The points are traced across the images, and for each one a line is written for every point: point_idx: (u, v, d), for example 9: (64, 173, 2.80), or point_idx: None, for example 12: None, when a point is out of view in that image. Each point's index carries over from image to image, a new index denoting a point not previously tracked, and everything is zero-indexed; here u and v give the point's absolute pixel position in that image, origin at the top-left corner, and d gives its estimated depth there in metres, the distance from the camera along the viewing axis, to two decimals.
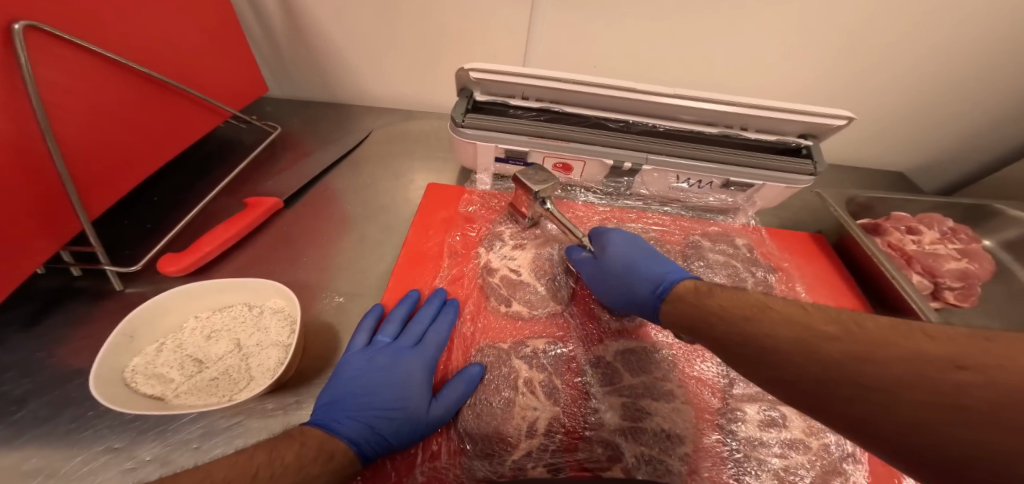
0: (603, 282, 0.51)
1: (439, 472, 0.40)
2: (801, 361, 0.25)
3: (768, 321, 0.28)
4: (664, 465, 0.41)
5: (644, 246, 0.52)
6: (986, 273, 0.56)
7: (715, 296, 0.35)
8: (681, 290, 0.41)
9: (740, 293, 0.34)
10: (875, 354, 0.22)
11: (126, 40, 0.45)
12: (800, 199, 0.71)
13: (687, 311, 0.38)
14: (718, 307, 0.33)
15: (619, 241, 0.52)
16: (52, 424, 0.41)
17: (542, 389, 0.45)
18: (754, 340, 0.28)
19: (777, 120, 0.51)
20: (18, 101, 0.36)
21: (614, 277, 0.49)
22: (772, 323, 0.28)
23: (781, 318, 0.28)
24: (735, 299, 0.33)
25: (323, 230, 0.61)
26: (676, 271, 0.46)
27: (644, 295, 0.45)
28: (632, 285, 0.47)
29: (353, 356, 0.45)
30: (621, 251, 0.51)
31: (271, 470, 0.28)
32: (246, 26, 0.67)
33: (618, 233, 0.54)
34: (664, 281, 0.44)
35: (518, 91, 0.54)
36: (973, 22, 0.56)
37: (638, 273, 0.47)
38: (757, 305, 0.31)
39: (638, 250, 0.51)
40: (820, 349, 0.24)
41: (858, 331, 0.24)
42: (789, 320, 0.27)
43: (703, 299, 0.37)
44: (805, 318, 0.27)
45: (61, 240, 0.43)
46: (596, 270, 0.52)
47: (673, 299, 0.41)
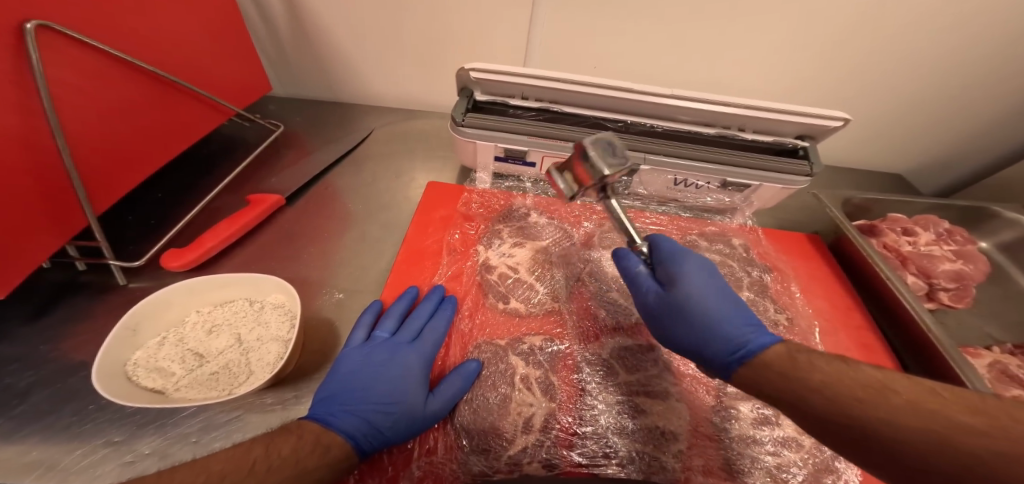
0: (670, 323, 0.43)
1: (435, 467, 0.41)
2: (943, 460, 0.22)
3: (890, 406, 0.24)
4: (658, 462, 0.42)
5: (718, 279, 0.44)
6: (980, 274, 0.57)
7: (810, 363, 0.29)
8: (772, 354, 0.33)
9: (845, 365, 0.28)
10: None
11: (135, 39, 0.46)
12: (797, 200, 0.72)
13: (778, 378, 0.31)
14: (820, 380, 0.28)
15: (694, 269, 0.43)
16: (54, 417, 0.41)
17: (538, 385, 0.46)
18: (872, 426, 0.24)
19: (774, 122, 0.51)
20: (29, 99, 0.37)
21: (684, 325, 0.41)
22: (890, 406, 0.24)
23: (902, 399, 0.24)
24: (836, 371, 0.28)
25: (324, 227, 0.61)
26: (764, 332, 0.37)
27: (718, 354, 0.38)
28: (703, 340, 0.40)
29: (352, 351, 0.46)
30: (696, 287, 0.42)
31: (268, 463, 0.29)
32: (250, 25, 0.67)
33: (694, 258, 0.45)
34: (748, 344, 0.36)
35: (518, 91, 0.55)
36: (972, 25, 0.56)
37: (715, 327, 0.39)
38: (869, 384, 0.26)
39: (713, 288, 0.42)
40: (965, 447, 0.21)
41: (1013, 429, 0.20)
42: (913, 403, 0.24)
43: (796, 365, 0.30)
44: (932, 402, 0.23)
45: (67, 235, 0.44)
46: (666, 307, 0.43)
47: (759, 363, 0.33)
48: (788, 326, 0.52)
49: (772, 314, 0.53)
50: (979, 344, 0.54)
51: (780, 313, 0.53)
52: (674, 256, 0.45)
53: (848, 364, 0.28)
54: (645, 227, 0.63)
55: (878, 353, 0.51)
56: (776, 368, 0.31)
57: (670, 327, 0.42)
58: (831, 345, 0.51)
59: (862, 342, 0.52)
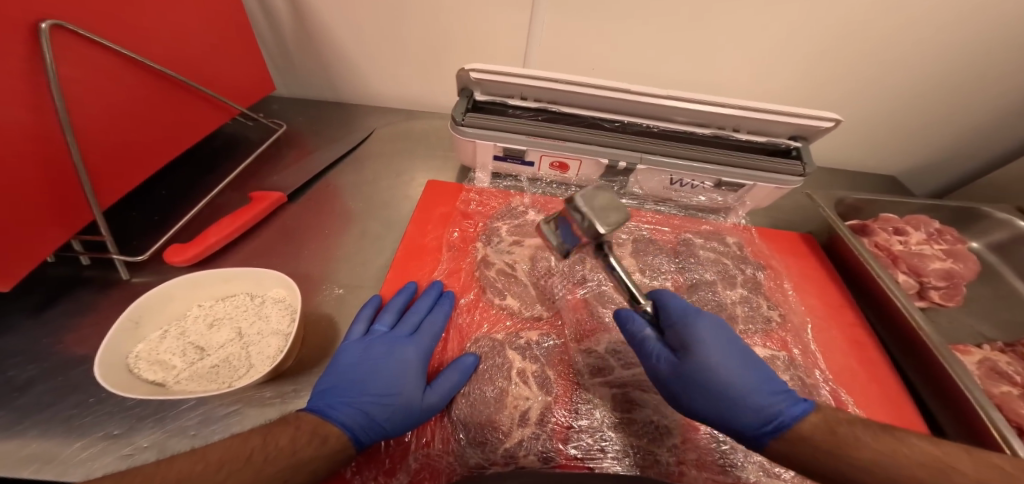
0: (688, 396, 0.40)
1: (432, 459, 0.42)
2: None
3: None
4: (653, 456, 0.42)
5: (736, 339, 0.42)
6: (970, 273, 0.58)
7: (855, 439, 0.30)
8: (808, 427, 0.33)
9: (894, 438, 0.29)
10: None
11: (143, 38, 0.47)
12: (792, 200, 0.73)
13: (818, 451, 0.31)
14: (871, 459, 0.29)
15: (711, 335, 0.41)
16: (55, 410, 0.41)
17: (534, 380, 0.46)
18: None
19: (768, 122, 0.52)
20: (42, 96, 0.38)
21: (705, 396, 0.39)
22: None
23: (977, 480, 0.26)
24: (887, 447, 0.29)
25: (325, 224, 0.62)
26: (794, 399, 0.36)
27: (748, 426, 0.36)
28: (727, 408, 0.38)
29: (351, 344, 0.47)
30: (719, 359, 0.39)
31: (266, 452, 0.30)
32: (254, 26, 0.68)
33: (708, 316, 0.43)
34: (780, 416, 0.35)
35: (517, 91, 0.56)
36: (964, 29, 0.57)
37: (741, 398, 0.37)
38: (931, 460, 0.27)
39: (733, 353, 0.40)
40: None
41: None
42: None
43: (840, 439, 0.31)
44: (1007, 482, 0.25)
45: (72, 229, 0.45)
46: (683, 378, 0.40)
47: (791, 435, 0.33)
48: (780, 323, 0.53)
49: (765, 310, 0.54)
50: (970, 341, 0.55)
51: (773, 310, 0.54)
52: (685, 317, 0.43)
53: (896, 437, 0.30)
54: (641, 225, 0.64)
55: (869, 349, 0.52)
56: (815, 442, 0.32)
57: (688, 396, 0.40)
58: (823, 341, 0.52)
59: (853, 339, 0.53)
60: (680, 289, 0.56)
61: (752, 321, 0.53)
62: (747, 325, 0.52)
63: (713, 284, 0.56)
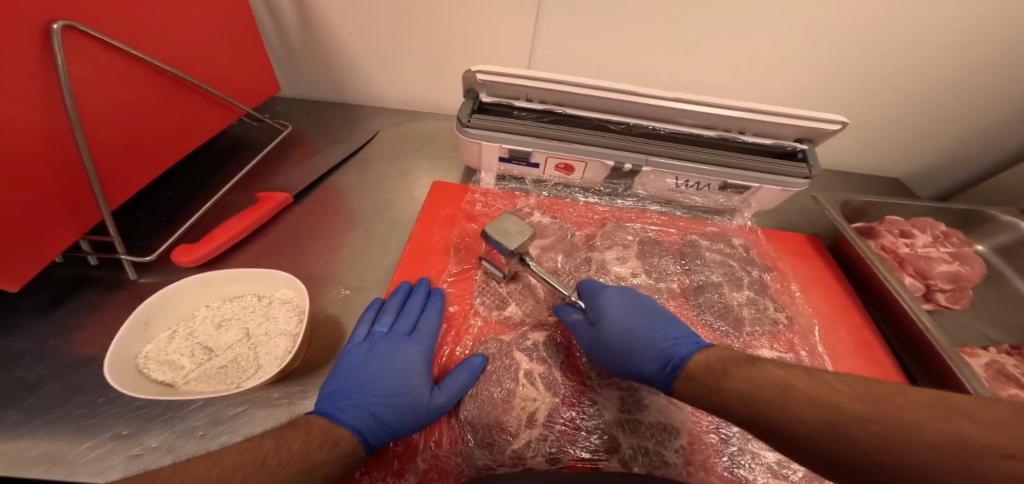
0: (607, 356, 0.46)
1: (440, 461, 0.42)
2: (841, 447, 0.26)
3: (792, 402, 0.28)
4: (660, 457, 0.42)
5: (639, 300, 0.48)
6: (977, 275, 0.58)
7: (727, 372, 0.33)
8: (693, 365, 0.37)
9: (752, 367, 0.32)
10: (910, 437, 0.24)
11: (153, 39, 0.47)
12: (797, 203, 0.73)
13: (705, 388, 0.34)
14: (735, 388, 0.31)
15: (614, 303, 0.47)
16: (64, 409, 0.41)
17: (542, 381, 0.46)
18: (782, 423, 0.28)
19: (775, 124, 0.52)
20: (52, 96, 0.38)
21: (616, 354, 0.45)
22: (799, 406, 0.28)
23: (806, 398, 0.28)
24: (748, 375, 0.32)
25: (331, 225, 0.62)
26: (688, 341, 0.42)
27: (653, 371, 0.42)
28: (634, 360, 0.44)
29: (357, 346, 0.47)
30: (618, 319, 0.46)
31: (280, 457, 0.30)
32: (261, 27, 0.69)
33: (610, 289, 0.50)
34: (673, 357, 0.40)
35: (522, 93, 0.56)
36: (968, 32, 0.57)
37: (642, 348, 0.43)
38: (774, 382, 0.30)
39: (636, 312, 0.46)
40: (855, 435, 0.25)
41: (891, 414, 0.25)
42: (815, 398, 0.27)
43: (717, 375, 0.34)
44: (829, 396, 0.27)
45: (82, 230, 0.45)
46: (596, 345, 0.47)
47: (687, 376, 0.37)
48: (787, 325, 0.53)
49: (772, 312, 0.54)
50: (976, 344, 0.55)
51: (779, 311, 0.54)
52: (593, 293, 0.50)
53: (755, 366, 0.32)
54: (647, 227, 0.64)
55: (876, 351, 0.52)
56: (702, 380, 0.35)
57: (604, 359, 0.46)
58: (831, 342, 0.52)
59: (861, 341, 0.53)
60: (685, 291, 0.56)
61: (759, 323, 0.53)
62: (753, 327, 0.52)
63: (719, 285, 0.56)
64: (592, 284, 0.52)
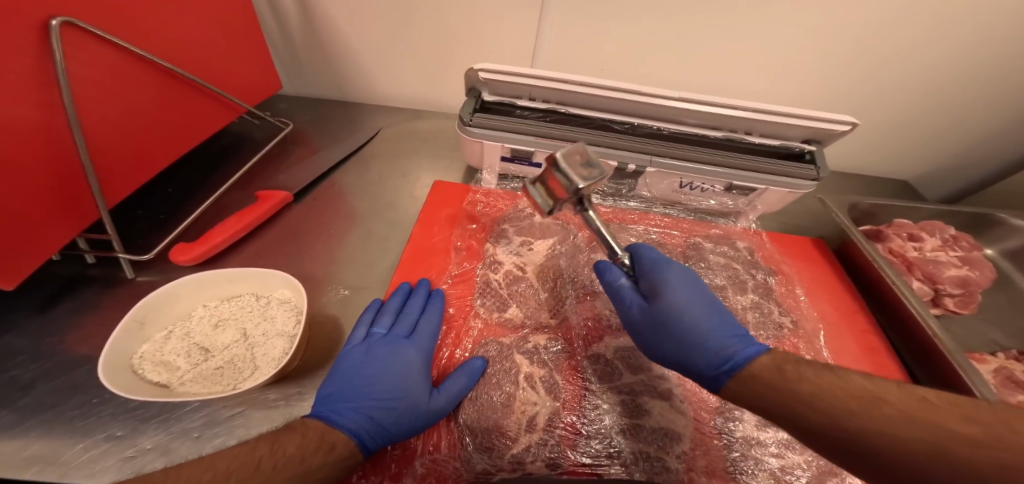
0: (656, 339, 0.44)
1: (438, 464, 0.41)
2: (947, 473, 0.23)
3: (885, 419, 0.25)
4: (661, 463, 0.41)
5: (703, 289, 0.45)
6: (986, 280, 0.57)
7: (800, 375, 0.30)
8: (756, 367, 0.34)
9: (832, 374, 0.30)
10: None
11: (153, 37, 0.47)
12: (802, 204, 0.72)
13: (766, 389, 0.32)
14: (809, 393, 0.29)
15: (678, 280, 0.45)
16: (58, 410, 0.41)
17: (542, 384, 0.46)
18: (870, 438, 0.26)
19: (782, 125, 0.51)
20: (51, 94, 0.37)
21: (671, 339, 0.42)
22: (892, 421, 0.25)
23: (900, 413, 0.25)
24: (828, 381, 0.29)
25: (331, 224, 0.62)
26: (750, 342, 0.38)
27: (705, 367, 0.39)
28: (691, 350, 0.41)
29: (355, 348, 0.46)
30: (681, 298, 0.43)
31: (274, 461, 0.29)
32: (263, 25, 0.68)
33: (675, 266, 0.47)
34: (734, 356, 0.37)
35: (526, 92, 0.55)
36: (980, 33, 0.56)
37: (701, 339, 0.40)
38: (859, 393, 0.27)
39: (698, 298, 0.44)
40: (965, 459, 0.22)
41: (1013, 440, 0.22)
42: (912, 415, 0.25)
43: (786, 377, 0.31)
44: (932, 415, 0.24)
45: (79, 228, 0.44)
46: (648, 319, 0.44)
47: (746, 379, 0.34)
48: (793, 329, 0.52)
49: (777, 316, 0.53)
50: (984, 350, 0.54)
51: (785, 316, 0.53)
52: (656, 266, 0.48)
53: (834, 373, 0.30)
54: (650, 229, 0.63)
55: (882, 356, 0.51)
56: (766, 380, 0.32)
57: (651, 338, 0.44)
58: (836, 347, 0.51)
59: (866, 346, 0.52)
60: None
61: (764, 327, 0.52)
62: (758, 331, 0.51)
63: (723, 289, 0.55)
64: (639, 247, 0.51)
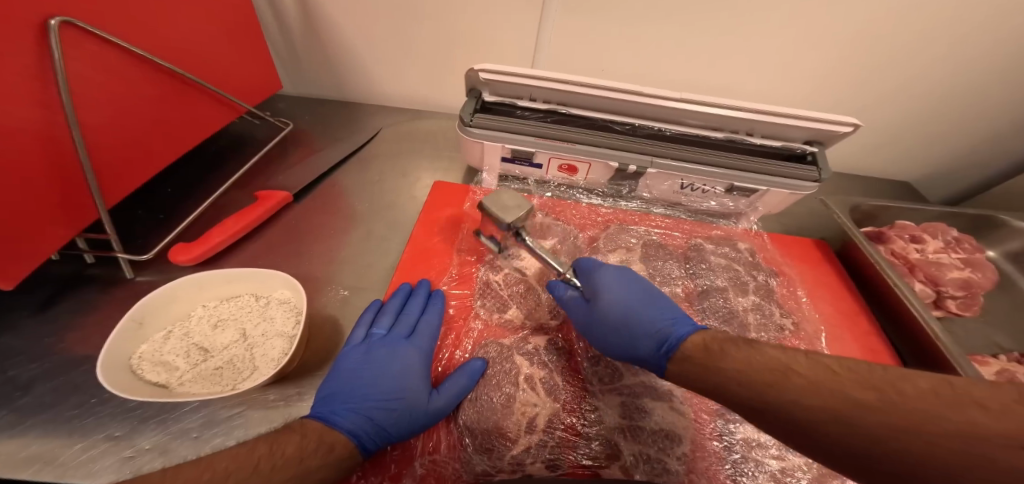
0: (599, 334, 0.46)
1: (438, 466, 0.41)
2: (844, 435, 0.24)
3: (795, 388, 0.27)
4: (662, 464, 0.41)
5: (637, 282, 0.48)
6: (988, 282, 0.57)
7: (725, 353, 0.32)
8: (689, 347, 0.36)
9: (752, 349, 0.31)
10: (914, 426, 0.22)
11: (152, 35, 0.46)
12: (804, 206, 0.72)
13: (700, 369, 0.34)
14: (734, 369, 0.30)
15: (610, 280, 0.47)
16: (56, 410, 0.41)
17: (543, 385, 0.45)
18: (784, 407, 0.27)
19: (783, 126, 0.51)
20: (48, 93, 0.37)
21: (611, 331, 0.45)
22: (801, 389, 0.27)
23: (808, 382, 0.27)
24: (747, 357, 0.31)
25: (331, 224, 0.62)
26: (683, 324, 0.41)
27: (647, 352, 0.41)
28: (631, 339, 0.43)
29: (353, 349, 0.46)
30: (617, 297, 0.45)
31: (272, 461, 0.29)
32: (263, 24, 0.68)
33: (610, 268, 0.49)
34: (670, 337, 0.40)
35: (526, 92, 0.55)
36: (982, 34, 0.56)
37: (640, 328, 0.43)
38: (775, 366, 0.29)
39: (632, 291, 0.46)
40: (863, 423, 0.24)
41: (897, 401, 0.24)
42: (817, 384, 0.26)
43: (716, 357, 0.33)
44: (832, 381, 0.26)
45: (77, 228, 0.44)
46: (591, 319, 0.46)
47: (680, 358, 0.37)
48: (793, 331, 0.52)
49: (778, 318, 0.53)
50: (986, 352, 0.54)
51: (786, 317, 0.53)
52: (591, 270, 0.50)
53: (753, 347, 0.32)
54: (650, 230, 0.63)
55: (885, 358, 0.51)
56: (697, 362, 0.34)
57: (599, 336, 0.46)
58: (838, 349, 0.51)
59: (869, 348, 0.52)
60: (690, 296, 0.55)
61: (764, 329, 0.52)
62: (759, 333, 0.51)
63: (724, 290, 0.55)
64: (588, 263, 0.52)
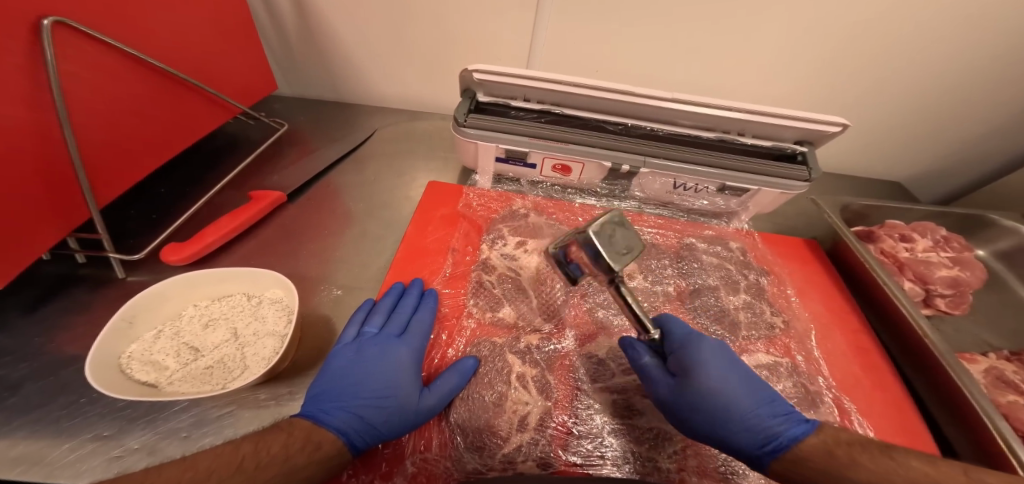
0: (683, 416, 0.41)
1: (429, 464, 0.41)
2: None
3: None
4: (653, 463, 0.41)
5: (732, 359, 0.43)
6: (977, 281, 0.57)
7: (856, 460, 0.30)
8: (809, 449, 0.33)
9: (889, 458, 0.29)
10: None
11: (147, 36, 0.47)
12: (796, 205, 0.72)
13: (821, 474, 0.31)
14: (870, 480, 0.28)
15: (708, 358, 0.41)
16: (45, 409, 0.41)
17: (534, 384, 0.46)
18: None
19: (773, 126, 0.52)
20: (41, 94, 0.37)
21: (701, 418, 0.40)
22: None
23: None
24: (888, 467, 0.28)
25: (325, 224, 0.62)
26: (796, 420, 0.37)
27: (745, 445, 0.37)
28: (726, 431, 0.38)
29: (343, 347, 0.46)
30: (713, 379, 0.40)
31: (257, 458, 0.29)
32: (259, 25, 0.68)
33: (708, 343, 0.43)
34: (779, 436, 0.35)
35: (520, 93, 0.56)
36: (971, 35, 0.57)
37: (737, 419, 0.38)
38: (924, 480, 0.27)
39: (731, 374, 0.41)
40: None
41: None
42: None
43: (840, 460, 0.30)
44: None
45: (69, 228, 0.44)
46: (679, 401, 0.41)
47: (795, 459, 0.33)
48: (784, 329, 0.53)
49: (769, 316, 0.53)
50: (975, 350, 0.55)
51: (776, 315, 0.54)
52: (687, 341, 0.44)
53: (894, 458, 0.29)
54: (643, 229, 0.63)
55: (873, 356, 0.51)
56: (817, 463, 0.32)
57: (686, 418, 0.40)
58: (827, 348, 0.51)
59: (858, 346, 0.52)
60: (682, 294, 0.56)
61: (755, 327, 0.52)
62: (750, 331, 0.52)
63: (716, 289, 0.55)
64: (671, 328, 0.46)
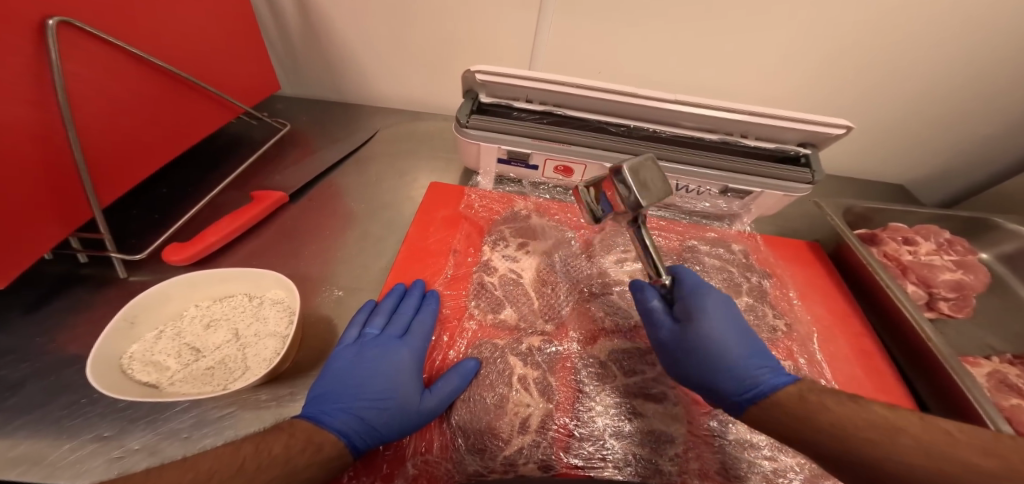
0: (677, 360, 0.43)
1: (430, 466, 0.41)
2: None
3: (896, 447, 0.26)
4: (655, 465, 0.41)
5: (737, 315, 0.44)
6: (980, 284, 0.57)
7: (822, 406, 0.30)
8: (783, 397, 0.34)
9: (853, 403, 0.29)
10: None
11: (151, 36, 0.47)
12: (799, 207, 0.72)
13: (790, 420, 0.32)
14: (828, 423, 0.29)
15: (716, 308, 0.43)
16: (46, 409, 0.41)
17: (536, 386, 0.46)
18: (880, 464, 0.26)
19: (776, 128, 0.51)
20: (45, 94, 0.37)
21: (694, 363, 0.42)
22: (907, 449, 0.25)
23: (915, 443, 0.25)
24: (847, 411, 0.29)
25: (327, 224, 0.62)
26: (779, 372, 0.38)
27: (727, 392, 0.39)
28: (716, 376, 0.40)
29: (345, 349, 0.46)
30: (716, 328, 0.42)
31: (258, 460, 0.29)
32: (262, 26, 0.68)
33: (717, 294, 0.44)
34: (760, 385, 0.37)
35: (523, 94, 0.55)
36: (975, 37, 0.57)
37: (728, 365, 0.40)
38: (877, 421, 0.27)
39: (731, 326, 0.42)
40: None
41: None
42: (924, 445, 0.25)
43: (810, 407, 0.31)
44: (949, 446, 0.24)
45: (71, 227, 0.44)
46: (680, 344, 0.43)
47: (770, 404, 0.35)
48: (786, 332, 0.52)
49: (771, 319, 0.53)
50: (978, 353, 0.54)
51: (778, 318, 0.54)
52: (698, 289, 0.45)
53: (858, 403, 0.29)
54: None
55: (877, 360, 0.51)
56: (787, 410, 0.33)
57: (682, 361, 0.43)
58: (831, 352, 0.51)
59: (862, 350, 0.52)
60: None
61: (757, 330, 0.52)
62: None
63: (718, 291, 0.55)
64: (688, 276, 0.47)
